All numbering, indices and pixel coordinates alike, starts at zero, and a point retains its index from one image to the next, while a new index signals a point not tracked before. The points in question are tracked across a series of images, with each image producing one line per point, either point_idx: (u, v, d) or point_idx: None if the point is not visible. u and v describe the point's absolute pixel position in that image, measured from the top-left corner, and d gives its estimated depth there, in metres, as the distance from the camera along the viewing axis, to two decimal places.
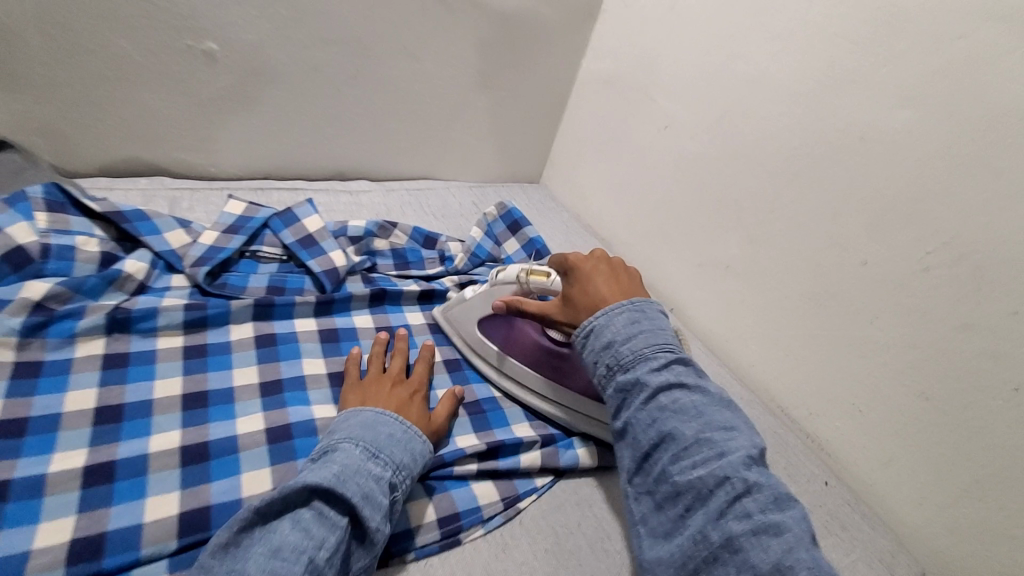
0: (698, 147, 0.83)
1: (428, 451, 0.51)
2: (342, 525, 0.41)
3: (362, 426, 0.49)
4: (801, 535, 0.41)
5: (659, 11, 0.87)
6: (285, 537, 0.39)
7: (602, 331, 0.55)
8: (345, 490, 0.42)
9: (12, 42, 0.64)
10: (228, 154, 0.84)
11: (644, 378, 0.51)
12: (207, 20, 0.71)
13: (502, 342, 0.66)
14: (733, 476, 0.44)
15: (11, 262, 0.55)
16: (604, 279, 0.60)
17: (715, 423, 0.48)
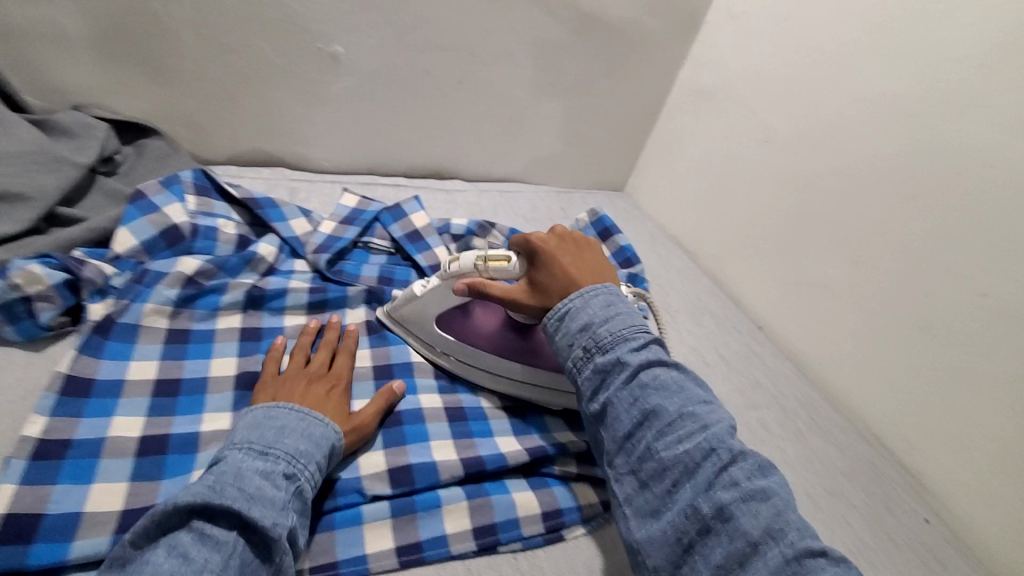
0: (802, 163, 0.82)
1: (333, 433, 0.47)
2: (231, 539, 0.36)
3: (249, 427, 0.44)
4: (787, 498, 0.39)
5: (768, 25, 0.86)
6: (155, 567, 0.33)
7: (578, 313, 0.51)
8: (227, 498, 0.37)
9: (170, 42, 0.72)
10: (341, 151, 0.90)
11: (624, 357, 0.47)
12: (337, 26, 0.76)
13: (464, 338, 0.60)
14: (718, 447, 0.41)
15: (166, 239, 0.61)
16: (569, 259, 0.57)
17: (695, 396, 0.45)
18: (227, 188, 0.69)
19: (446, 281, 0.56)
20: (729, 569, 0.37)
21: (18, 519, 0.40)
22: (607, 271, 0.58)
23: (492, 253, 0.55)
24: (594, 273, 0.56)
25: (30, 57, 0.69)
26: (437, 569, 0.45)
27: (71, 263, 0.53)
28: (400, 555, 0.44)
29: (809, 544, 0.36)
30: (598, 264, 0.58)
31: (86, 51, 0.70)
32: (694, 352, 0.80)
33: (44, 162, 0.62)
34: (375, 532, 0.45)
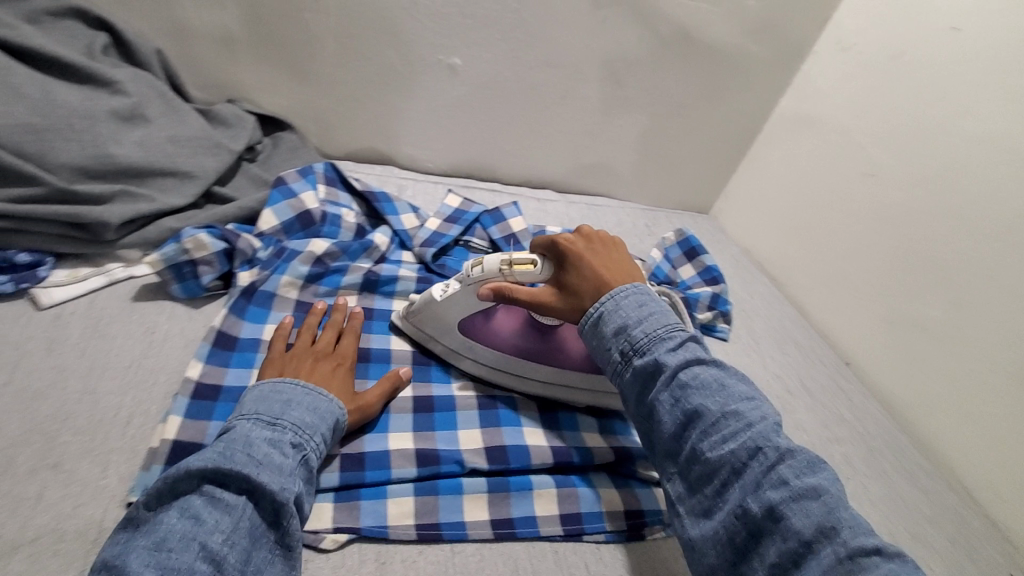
0: (906, 200, 0.80)
1: (336, 407, 0.49)
2: (241, 504, 0.38)
3: (257, 400, 0.46)
4: (839, 494, 0.38)
5: (880, 57, 0.84)
6: (168, 527, 0.35)
7: (612, 315, 0.51)
8: (236, 465, 0.39)
9: (314, 47, 0.81)
10: (445, 155, 0.96)
11: (662, 358, 0.47)
12: (457, 40, 0.83)
13: (485, 340, 0.59)
14: (765, 446, 0.41)
15: (300, 222, 0.69)
16: (596, 260, 0.56)
17: (737, 394, 0.45)
18: (351, 181, 0.76)
19: (468, 283, 0.56)
20: (784, 569, 0.37)
21: (181, 446, 0.46)
22: (634, 270, 0.57)
23: (517, 257, 0.54)
24: (622, 273, 0.56)
25: (197, 55, 0.80)
26: (527, 547, 0.48)
27: (229, 235, 0.61)
28: (495, 528, 0.48)
29: (863, 543, 0.35)
30: (626, 264, 0.57)
31: (243, 51, 0.80)
32: (778, 379, 0.79)
33: (206, 146, 0.70)
34: (473, 503, 0.49)
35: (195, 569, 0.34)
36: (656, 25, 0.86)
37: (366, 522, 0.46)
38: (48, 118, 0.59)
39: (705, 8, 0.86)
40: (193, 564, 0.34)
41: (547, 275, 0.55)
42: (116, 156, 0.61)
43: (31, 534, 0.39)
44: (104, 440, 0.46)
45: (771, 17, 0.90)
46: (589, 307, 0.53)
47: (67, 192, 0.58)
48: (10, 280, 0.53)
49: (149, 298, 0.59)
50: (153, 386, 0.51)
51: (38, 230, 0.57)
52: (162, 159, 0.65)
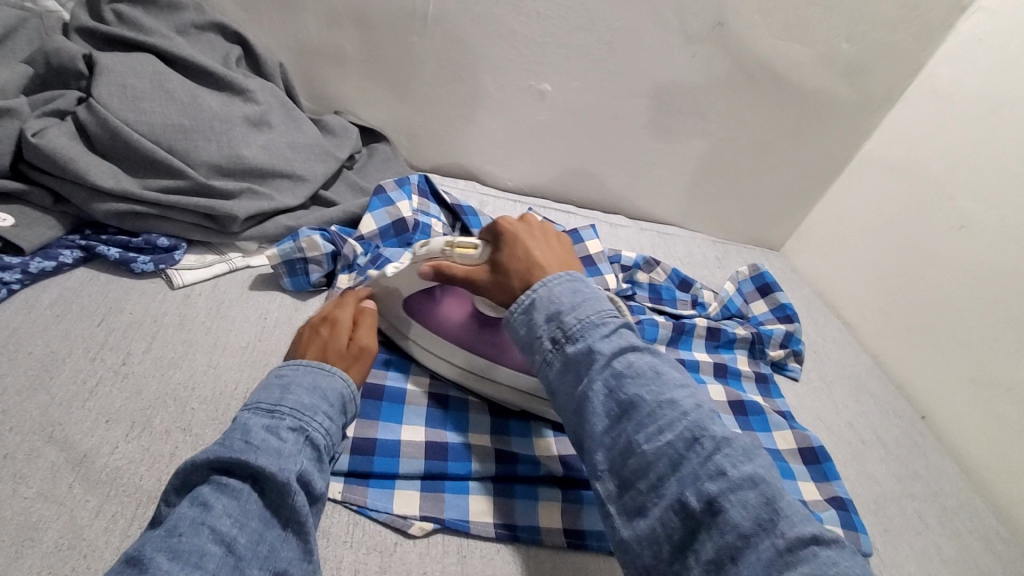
0: (1000, 256, 0.77)
1: (340, 382, 0.49)
2: (244, 488, 0.38)
3: (261, 388, 0.46)
4: (772, 480, 0.37)
5: (978, 108, 0.82)
6: (180, 515, 0.36)
7: (544, 301, 0.48)
8: (234, 452, 0.39)
9: (417, 68, 0.87)
10: (526, 174, 1.00)
11: (596, 346, 0.44)
12: (549, 68, 0.87)
13: (424, 320, 0.59)
14: (701, 435, 0.39)
15: (395, 229, 0.74)
16: (534, 245, 0.54)
17: (670, 381, 0.43)
18: (442, 195, 0.81)
19: (414, 261, 0.56)
20: (721, 563, 0.35)
21: None
22: (571, 262, 0.55)
23: (460, 239, 0.55)
24: (559, 262, 0.53)
25: (312, 69, 0.87)
26: (596, 559, 0.50)
27: (337, 238, 0.66)
28: (568, 536, 0.50)
29: (801, 531, 0.34)
30: (565, 256, 0.55)
31: (353, 68, 0.87)
32: (849, 425, 0.77)
33: (318, 153, 0.77)
34: (549, 510, 0.51)
35: (207, 552, 0.34)
36: (745, 64, 0.88)
37: (449, 514, 0.49)
38: (194, 121, 0.66)
39: (796, 48, 0.87)
40: (203, 547, 0.34)
41: (484, 257, 0.54)
42: (246, 157, 0.68)
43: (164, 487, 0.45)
44: (225, 411, 0.51)
45: (863, 60, 0.90)
46: (515, 286, 0.51)
47: (203, 186, 0.64)
48: (151, 261, 0.61)
49: (264, 287, 0.65)
50: (266, 366, 0.56)
51: (177, 219, 0.64)
52: (282, 162, 0.72)
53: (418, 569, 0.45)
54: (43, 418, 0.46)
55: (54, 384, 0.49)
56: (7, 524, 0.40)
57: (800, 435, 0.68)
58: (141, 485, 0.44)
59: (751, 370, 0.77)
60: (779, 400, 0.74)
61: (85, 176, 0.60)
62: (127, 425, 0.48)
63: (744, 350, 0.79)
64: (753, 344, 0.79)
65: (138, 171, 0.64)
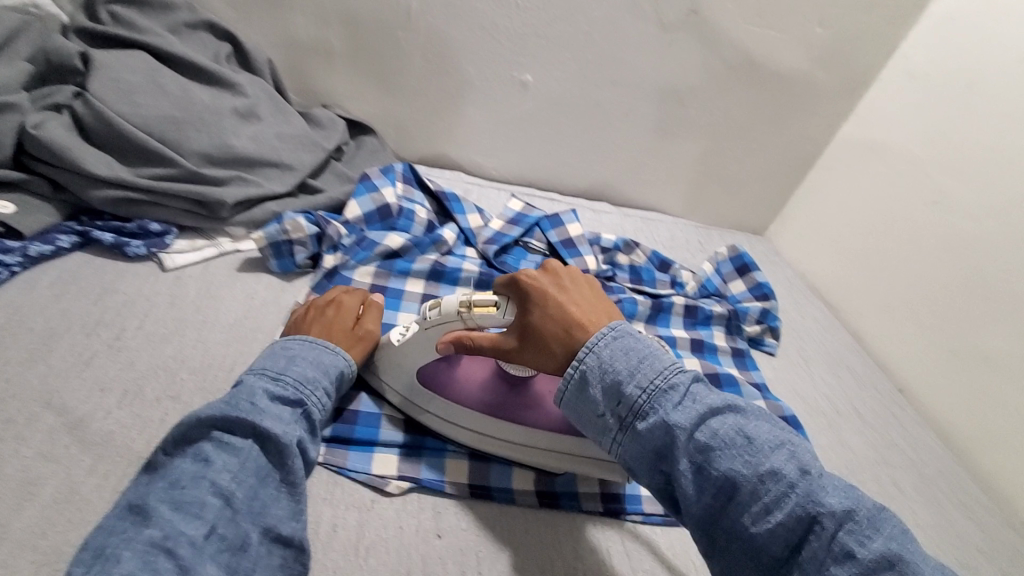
0: (974, 229, 0.79)
1: (340, 361, 0.53)
2: (246, 447, 0.42)
3: (265, 357, 0.50)
4: (907, 549, 0.37)
5: (951, 87, 0.85)
6: (184, 469, 0.40)
7: (596, 372, 0.46)
8: (241, 413, 0.43)
9: (403, 61, 0.90)
10: (510, 164, 1.03)
11: (672, 420, 0.43)
12: (531, 58, 0.90)
13: (448, 391, 0.55)
14: (818, 511, 0.38)
15: (380, 214, 0.77)
16: (563, 297, 0.51)
17: (764, 445, 0.41)
18: (426, 182, 0.84)
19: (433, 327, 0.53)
20: None
21: None
22: (607, 307, 0.52)
23: (477, 298, 0.51)
24: (596, 313, 0.51)
25: (299, 66, 0.90)
26: (567, 516, 0.52)
27: (321, 220, 0.70)
28: (539, 496, 0.53)
29: None
30: (599, 301, 0.52)
31: (339, 63, 0.90)
32: (826, 398, 0.79)
33: (305, 144, 0.80)
34: (520, 473, 0.55)
35: (206, 502, 0.38)
36: (723, 52, 0.90)
37: (425, 474, 0.52)
38: (185, 113, 0.70)
39: (771, 34, 0.90)
40: (203, 498, 0.38)
41: (511, 318, 0.51)
42: (235, 147, 0.72)
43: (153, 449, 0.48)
44: (213, 382, 0.54)
45: (838, 44, 0.92)
46: (557, 348, 0.48)
47: (193, 174, 0.68)
48: (143, 245, 0.64)
49: (251, 270, 0.68)
50: (252, 342, 0.59)
51: (169, 205, 0.67)
52: (270, 152, 0.75)
53: (393, 522, 0.48)
54: (41, 386, 0.49)
55: (52, 356, 0.52)
56: (7, 480, 0.43)
57: (772, 405, 0.70)
58: (132, 446, 0.47)
59: (728, 345, 0.79)
60: (755, 372, 0.76)
61: (81, 165, 0.63)
62: (120, 393, 0.51)
63: (721, 326, 0.81)
64: (729, 320, 0.81)
65: (131, 161, 0.67)
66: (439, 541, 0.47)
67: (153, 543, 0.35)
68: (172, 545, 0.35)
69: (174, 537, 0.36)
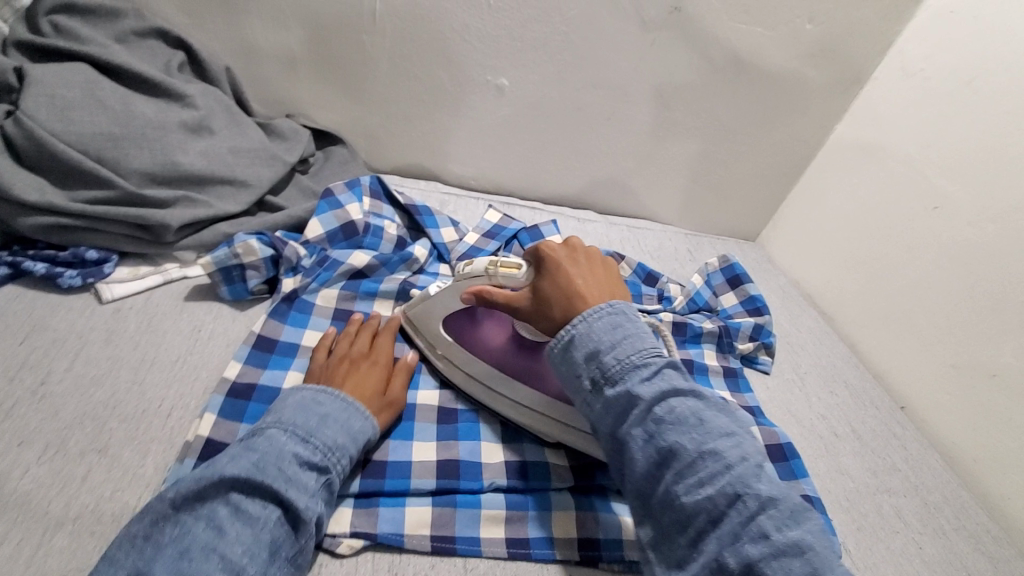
0: (979, 236, 0.74)
1: (369, 429, 0.50)
2: (264, 517, 0.39)
3: (296, 409, 0.46)
4: (822, 554, 0.35)
5: (950, 85, 0.80)
6: (194, 536, 0.36)
7: (583, 339, 0.46)
8: (266, 479, 0.40)
9: (370, 67, 0.85)
10: (489, 172, 0.98)
11: (634, 390, 0.43)
12: (506, 61, 0.85)
13: (467, 343, 0.59)
14: (745, 493, 0.38)
15: (344, 232, 0.72)
16: (579, 269, 0.52)
17: (716, 429, 0.41)
18: (396, 195, 0.79)
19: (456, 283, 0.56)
20: None
21: (212, 445, 0.48)
22: (620, 291, 0.52)
23: (504, 259, 0.53)
24: (607, 290, 0.51)
25: (261, 73, 0.85)
26: (539, 570, 0.48)
27: (277, 241, 0.64)
28: (510, 547, 0.49)
29: None
30: (614, 285, 0.52)
31: (303, 70, 0.85)
32: (823, 419, 0.74)
33: (264, 157, 0.74)
34: (489, 520, 0.50)
35: None
36: (709, 51, 0.85)
37: (383, 528, 0.47)
38: (126, 129, 0.64)
39: (758, 32, 0.85)
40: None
41: (526, 281, 0.52)
42: (182, 164, 0.66)
43: (73, 513, 0.42)
44: (147, 431, 0.49)
45: (830, 41, 0.87)
46: (557, 314, 0.49)
47: (134, 196, 0.63)
48: (78, 275, 0.58)
49: (200, 298, 0.63)
50: (195, 381, 0.54)
51: (109, 230, 0.62)
52: (222, 168, 0.70)
53: None
54: None
55: None
56: None
57: (765, 430, 0.66)
58: (49, 511, 0.42)
59: (720, 365, 0.74)
60: (749, 395, 0.71)
61: (9, 190, 0.58)
62: (40, 448, 0.45)
63: (711, 344, 0.77)
64: (720, 337, 0.76)
65: (67, 183, 0.62)
66: None
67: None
68: None
69: None
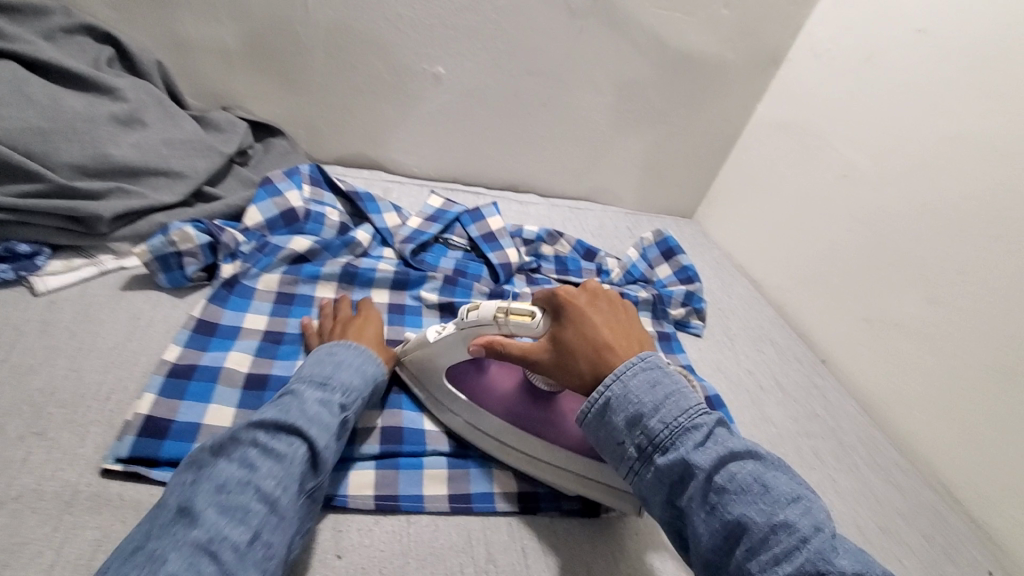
0: (880, 199, 0.81)
1: (378, 374, 0.54)
2: (291, 451, 0.42)
3: (313, 364, 0.51)
4: None
5: (851, 62, 0.87)
6: (228, 473, 0.40)
7: (623, 403, 0.45)
8: (290, 420, 0.44)
9: (305, 57, 0.86)
10: (431, 160, 1.00)
11: (689, 458, 0.41)
12: (441, 50, 0.87)
13: (476, 395, 0.56)
14: (827, 570, 0.35)
15: (284, 220, 0.73)
16: (599, 318, 0.50)
17: (779, 496, 0.39)
18: (336, 182, 0.80)
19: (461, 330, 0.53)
20: None
21: (152, 422, 0.49)
22: (640, 335, 0.51)
23: (515, 305, 0.51)
24: (628, 337, 0.50)
25: (193, 67, 0.84)
26: (480, 519, 0.51)
27: (214, 228, 0.65)
28: (451, 502, 0.51)
29: None
30: (635, 331, 0.51)
31: (237, 62, 0.85)
32: (750, 374, 0.80)
33: (199, 149, 0.75)
34: (432, 479, 0.53)
35: (250, 507, 0.39)
36: (635, 36, 0.90)
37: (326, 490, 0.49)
38: (54, 123, 0.64)
39: (679, 18, 0.90)
40: (250, 505, 0.39)
41: (543, 330, 0.50)
42: (113, 156, 0.66)
43: (14, 492, 0.43)
44: (87, 415, 0.49)
45: (745, 25, 0.93)
46: (584, 368, 0.48)
47: (66, 188, 0.62)
48: (9, 269, 0.58)
49: (138, 288, 0.63)
50: (134, 366, 0.55)
51: (39, 224, 0.61)
52: (156, 159, 0.70)
53: None
54: None
55: None
56: None
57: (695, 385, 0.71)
58: None
59: (654, 330, 0.79)
60: (681, 355, 0.76)
61: None
62: None
63: (647, 311, 0.81)
64: (655, 304, 0.81)
65: None
66: (339, 561, 0.45)
67: (198, 548, 0.36)
68: (215, 548, 0.36)
69: (218, 540, 0.36)
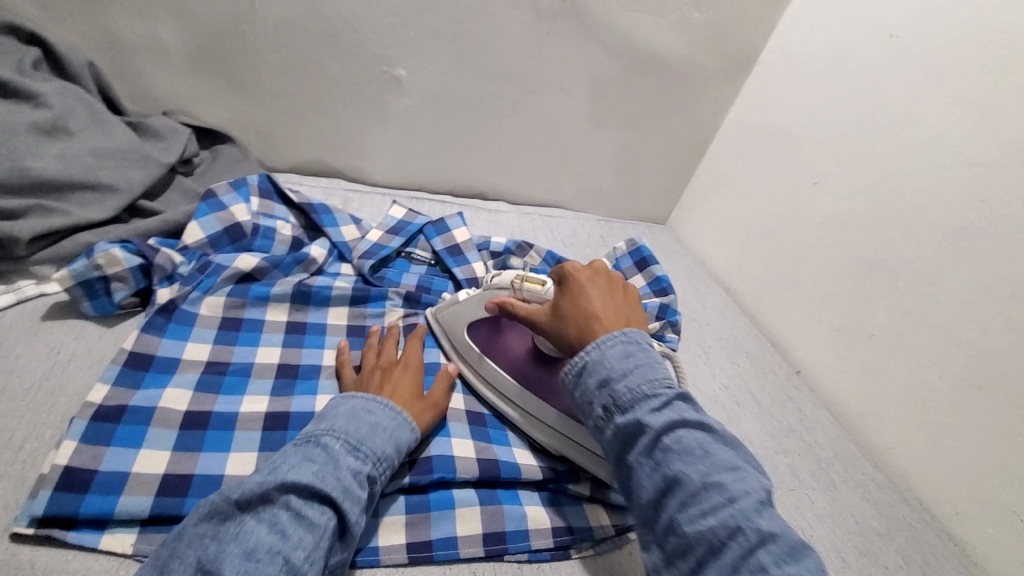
0: (852, 207, 0.80)
1: (410, 439, 0.50)
2: (323, 523, 0.38)
3: (348, 418, 0.46)
4: None
5: (822, 67, 0.85)
6: (258, 538, 0.35)
7: (596, 366, 0.46)
8: (325, 486, 0.39)
9: (254, 58, 0.80)
10: (393, 167, 0.95)
11: (643, 419, 0.41)
12: (401, 51, 0.82)
13: (490, 351, 0.62)
14: (746, 526, 0.36)
15: (229, 236, 0.67)
16: (597, 292, 0.52)
17: (721, 461, 0.39)
18: (288, 193, 0.75)
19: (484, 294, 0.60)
20: None
21: (71, 475, 0.44)
22: (635, 317, 0.52)
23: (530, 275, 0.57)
24: (622, 315, 0.51)
25: (129, 69, 0.78)
26: (442, 569, 0.48)
27: (146, 249, 0.59)
28: (411, 552, 0.48)
29: None
30: (630, 311, 0.52)
31: (178, 63, 0.78)
32: (725, 389, 0.78)
33: (134, 159, 0.68)
34: (391, 524, 0.49)
35: None
36: (604, 39, 0.87)
37: None
38: None
39: (649, 20, 0.87)
40: None
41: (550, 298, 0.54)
42: (32, 169, 0.60)
43: None
44: None
45: (716, 27, 0.90)
46: (572, 334, 0.50)
47: None
48: None
49: (60, 317, 0.57)
50: (53, 408, 0.49)
51: None
52: (83, 172, 0.63)
53: None
54: None
55: None
56: None
57: None
58: None
59: None
60: None
61: None
62: None
63: None
64: None
65: None
66: None
67: None
68: None
69: None
